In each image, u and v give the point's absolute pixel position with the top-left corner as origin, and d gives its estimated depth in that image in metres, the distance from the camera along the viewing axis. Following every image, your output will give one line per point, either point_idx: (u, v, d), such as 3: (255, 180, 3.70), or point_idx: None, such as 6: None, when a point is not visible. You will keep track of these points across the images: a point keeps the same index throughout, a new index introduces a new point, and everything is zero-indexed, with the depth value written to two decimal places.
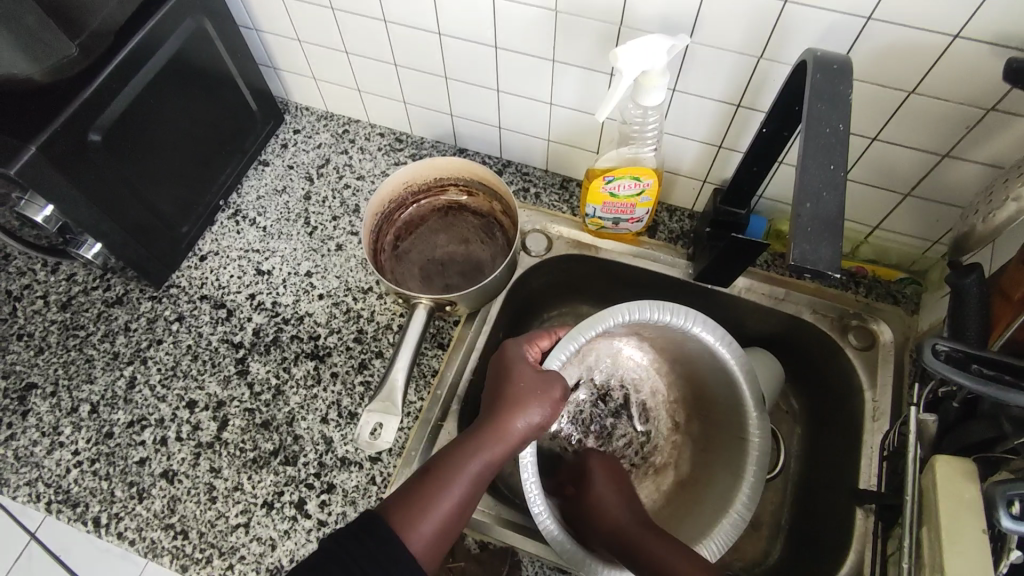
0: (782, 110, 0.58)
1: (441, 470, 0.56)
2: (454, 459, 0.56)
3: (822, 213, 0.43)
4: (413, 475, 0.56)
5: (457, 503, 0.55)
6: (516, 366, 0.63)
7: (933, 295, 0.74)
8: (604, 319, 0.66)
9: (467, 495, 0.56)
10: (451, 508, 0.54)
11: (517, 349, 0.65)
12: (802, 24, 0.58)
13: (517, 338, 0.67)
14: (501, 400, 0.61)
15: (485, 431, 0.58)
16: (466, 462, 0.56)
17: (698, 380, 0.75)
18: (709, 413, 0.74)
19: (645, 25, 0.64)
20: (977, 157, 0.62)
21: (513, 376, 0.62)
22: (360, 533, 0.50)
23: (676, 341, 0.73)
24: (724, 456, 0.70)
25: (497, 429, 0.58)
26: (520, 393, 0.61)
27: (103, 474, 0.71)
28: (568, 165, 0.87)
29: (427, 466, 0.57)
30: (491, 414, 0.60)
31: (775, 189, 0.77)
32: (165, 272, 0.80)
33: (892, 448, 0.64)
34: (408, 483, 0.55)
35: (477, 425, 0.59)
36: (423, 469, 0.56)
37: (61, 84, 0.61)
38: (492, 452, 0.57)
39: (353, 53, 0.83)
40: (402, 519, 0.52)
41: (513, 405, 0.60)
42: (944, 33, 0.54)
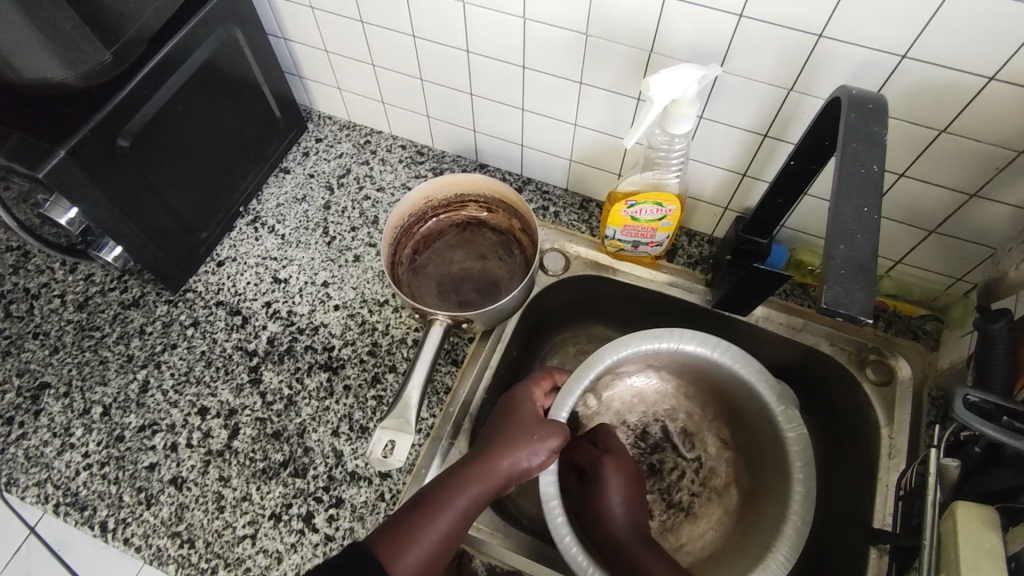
0: (812, 144, 0.58)
1: (431, 501, 0.55)
2: (444, 490, 0.55)
3: (855, 254, 0.43)
4: (405, 505, 0.55)
5: (443, 535, 0.53)
6: (518, 409, 0.63)
7: (954, 333, 0.74)
8: (625, 345, 0.69)
9: (454, 530, 0.54)
10: (437, 539, 0.52)
11: (521, 392, 0.65)
12: (836, 58, 0.58)
13: (523, 383, 0.67)
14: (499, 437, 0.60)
15: (478, 466, 0.57)
16: (456, 493, 0.55)
17: (742, 419, 0.74)
18: (754, 454, 0.74)
19: (676, 52, 0.64)
20: (1007, 199, 0.62)
21: (514, 417, 0.62)
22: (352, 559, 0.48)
23: (707, 375, 0.74)
24: (767, 497, 0.68)
25: (490, 463, 0.57)
26: (518, 432, 0.60)
27: (112, 478, 0.71)
28: (589, 185, 0.87)
29: (419, 497, 0.56)
30: (485, 451, 0.59)
31: (798, 219, 0.77)
32: (182, 276, 0.80)
33: (910, 488, 0.63)
34: (398, 513, 0.54)
35: (469, 459, 0.58)
36: (414, 501, 0.55)
37: (94, 90, 0.62)
38: (482, 487, 0.56)
39: (380, 66, 0.83)
40: (386, 545, 0.51)
41: (508, 442, 0.59)
42: (980, 75, 0.54)
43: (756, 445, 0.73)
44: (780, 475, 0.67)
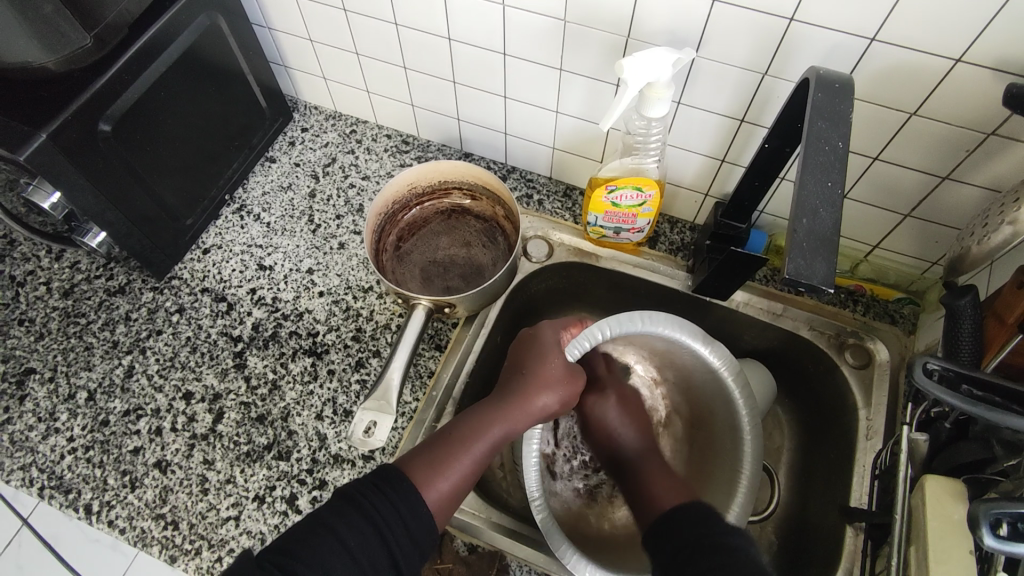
0: (785, 125, 0.59)
1: (463, 433, 0.59)
2: (475, 423, 0.59)
3: (819, 228, 0.44)
4: (437, 432, 0.59)
5: (473, 465, 0.57)
6: (541, 347, 0.67)
7: (930, 316, 0.75)
8: (614, 323, 0.67)
9: (482, 459, 0.58)
10: (467, 469, 0.56)
11: (547, 330, 0.69)
12: (808, 41, 0.59)
13: (543, 324, 0.70)
14: (525, 377, 0.64)
15: (509, 405, 0.61)
16: (489, 428, 0.59)
17: (693, 389, 0.76)
18: (703, 425, 0.76)
19: (653, 38, 0.64)
20: (977, 181, 0.63)
21: (541, 355, 0.66)
22: (381, 486, 0.51)
23: (669, 352, 0.73)
24: (716, 471, 0.70)
25: (518, 404, 0.62)
26: (543, 372, 0.64)
27: (97, 461, 0.71)
28: (571, 173, 0.88)
29: (451, 426, 0.60)
30: (514, 393, 0.63)
31: (776, 204, 0.78)
32: (168, 263, 0.81)
33: (884, 466, 0.65)
34: (431, 439, 0.58)
35: (500, 398, 0.63)
36: (445, 429, 0.59)
37: (75, 74, 0.62)
38: (510, 424, 0.60)
39: (363, 55, 0.84)
40: (422, 471, 0.55)
41: (535, 384, 0.63)
42: (947, 56, 0.55)
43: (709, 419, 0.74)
44: (732, 452, 0.68)
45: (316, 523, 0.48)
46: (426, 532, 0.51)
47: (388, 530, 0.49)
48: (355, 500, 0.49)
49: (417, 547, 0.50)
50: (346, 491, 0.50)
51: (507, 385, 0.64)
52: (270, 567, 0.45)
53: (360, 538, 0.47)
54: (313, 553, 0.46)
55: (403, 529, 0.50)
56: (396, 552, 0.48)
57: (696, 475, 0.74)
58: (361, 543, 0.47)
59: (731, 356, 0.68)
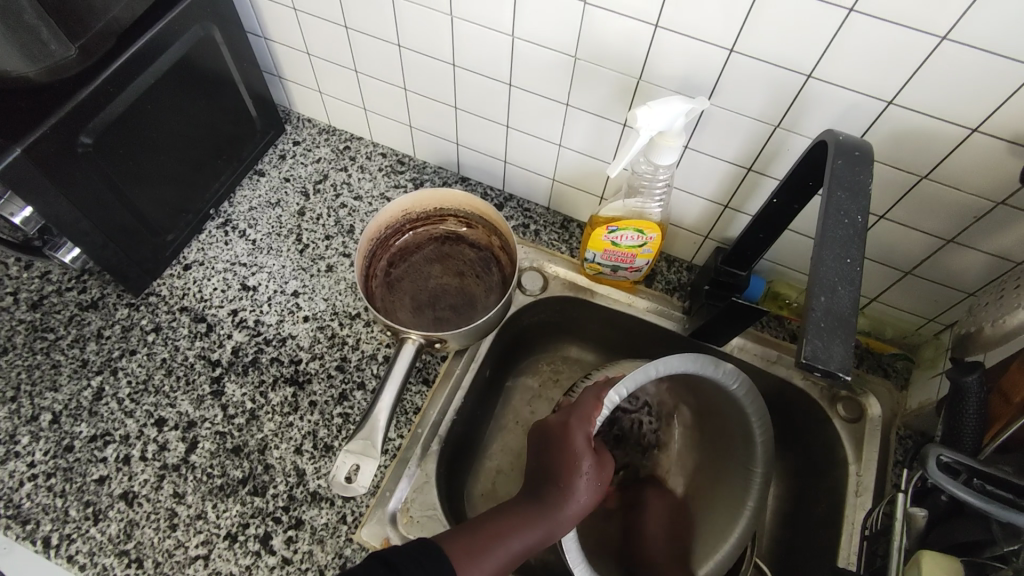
0: (796, 183, 0.58)
1: (494, 533, 0.53)
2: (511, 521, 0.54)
3: (836, 308, 0.42)
4: (462, 527, 0.53)
5: (505, 565, 0.52)
6: (575, 445, 0.58)
7: (924, 373, 0.74)
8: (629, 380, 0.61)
9: (515, 562, 0.53)
10: (503, 560, 0.52)
11: (578, 427, 0.59)
12: (823, 99, 0.57)
13: (576, 411, 0.60)
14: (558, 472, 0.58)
15: (540, 508, 0.55)
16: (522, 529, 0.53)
17: (703, 398, 0.74)
18: (714, 430, 0.74)
19: (665, 82, 0.63)
20: (983, 248, 0.62)
21: (573, 453, 0.58)
22: (419, 559, 0.48)
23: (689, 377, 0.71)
24: (723, 487, 0.71)
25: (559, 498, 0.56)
26: (577, 476, 0.57)
27: (58, 490, 0.67)
28: (570, 205, 0.86)
29: (479, 522, 0.54)
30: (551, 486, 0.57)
31: (777, 252, 0.77)
32: (145, 278, 0.77)
33: (876, 529, 0.64)
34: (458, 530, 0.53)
35: (540, 494, 0.57)
36: (473, 525, 0.54)
37: (56, 84, 0.59)
38: (550, 526, 0.54)
39: (363, 73, 0.81)
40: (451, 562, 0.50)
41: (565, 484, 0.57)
42: (964, 126, 0.54)
43: (720, 443, 0.74)
44: (744, 476, 0.69)
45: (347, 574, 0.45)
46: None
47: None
48: (391, 564, 0.46)
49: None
50: (384, 555, 0.47)
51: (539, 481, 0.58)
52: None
53: None
54: None
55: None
56: None
57: (704, 480, 0.75)
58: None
59: (756, 395, 0.66)
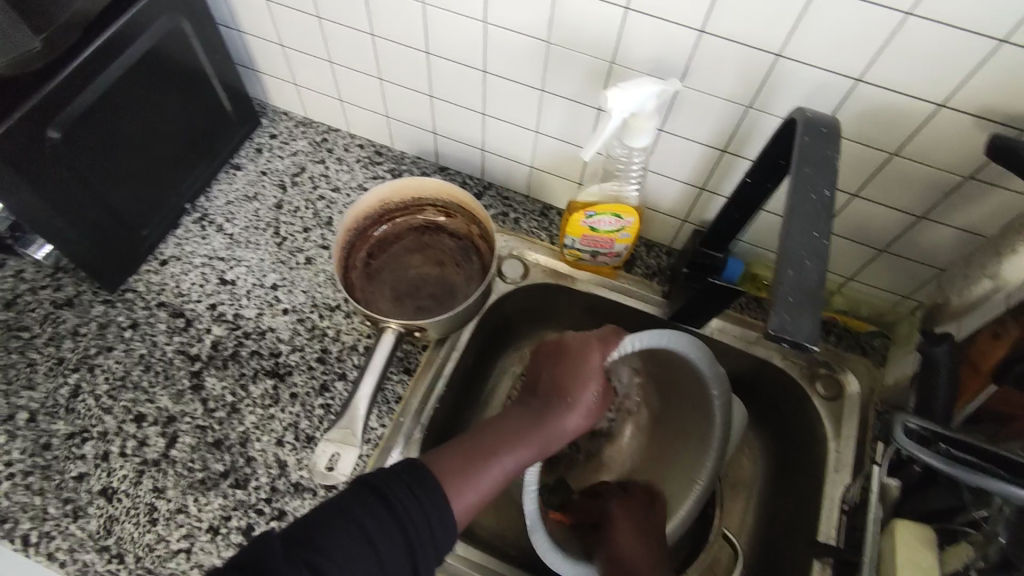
0: (767, 162, 0.58)
1: (494, 447, 0.56)
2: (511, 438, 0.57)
3: (804, 282, 0.43)
4: (461, 441, 0.55)
5: (500, 478, 0.54)
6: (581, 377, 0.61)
7: (900, 350, 0.76)
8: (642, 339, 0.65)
9: (508, 475, 0.55)
10: (498, 477, 0.54)
11: (590, 358, 0.62)
12: (793, 78, 0.58)
13: (586, 341, 0.64)
14: (556, 395, 0.61)
15: (540, 423, 0.59)
16: (518, 444, 0.57)
17: (676, 392, 0.78)
18: (675, 423, 0.78)
19: (637, 65, 0.63)
20: (953, 223, 0.63)
21: (577, 376, 0.62)
22: (412, 483, 0.48)
23: (670, 363, 0.75)
24: (672, 472, 0.75)
25: (554, 419, 0.59)
26: (578, 396, 0.61)
27: (36, 488, 0.67)
28: (549, 192, 0.86)
29: (477, 438, 0.56)
30: (547, 408, 0.60)
31: (754, 234, 0.78)
32: (121, 274, 0.76)
33: (853, 503, 0.65)
34: (457, 444, 0.55)
35: (535, 412, 0.60)
36: (469, 439, 0.56)
37: (20, 76, 0.58)
38: (543, 445, 0.58)
39: (337, 63, 0.80)
40: (452, 470, 0.52)
41: (563, 405, 0.60)
42: (931, 101, 0.55)
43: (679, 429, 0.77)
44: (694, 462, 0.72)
45: (338, 509, 0.46)
46: (447, 535, 0.48)
47: (415, 533, 0.46)
48: (380, 489, 0.47)
49: (438, 553, 0.48)
50: (372, 480, 0.48)
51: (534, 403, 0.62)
52: (301, 564, 0.43)
53: (385, 536, 0.45)
54: (336, 546, 0.44)
55: (430, 535, 0.47)
56: (418, 553, 0.46)
57: (650, 469, 0.79)
58: (387, 545, 0.45)
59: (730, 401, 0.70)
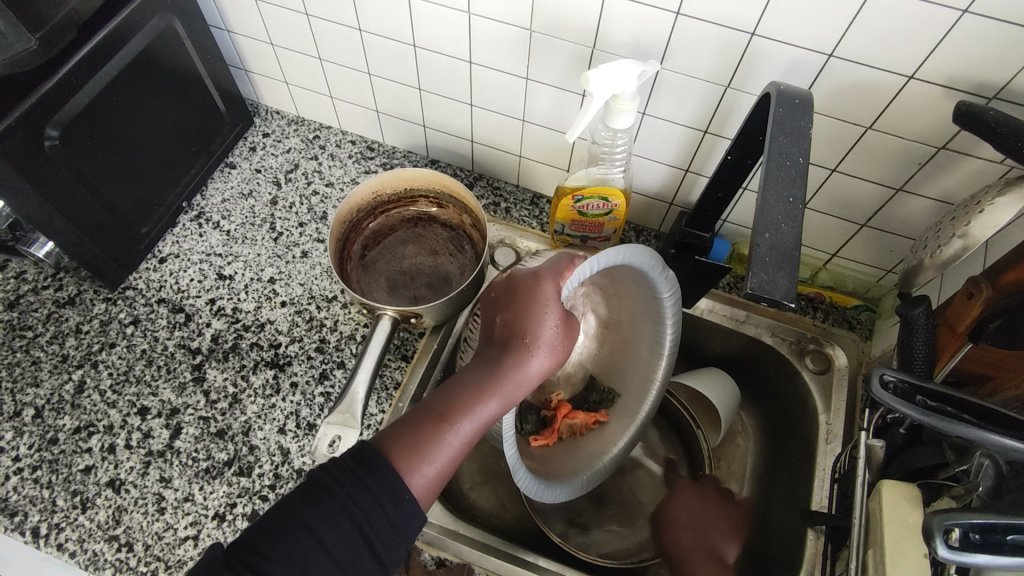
0: (746, 139, 0.60)
1: (447, 410, 0.51)
2: (463, 396, 0.52)
3: (780, 245, 0.44)
4: (413, 412, 0.52)
5: (459, 443, 0.51)
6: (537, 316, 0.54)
7: (886, 322, 0.77)
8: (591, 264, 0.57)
9: (470, 437, 0.51)
10: (456, 447, 0.50)
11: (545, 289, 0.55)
12: (768, 57, 0.60)
13: (543, 272, 0.56)
14: (514, 338, 0.54)
15: (496, 373, 0.52)
16: (472, 400, 0.51)
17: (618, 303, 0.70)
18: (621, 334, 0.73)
19: (618, 49, 0.65)
20: (929, 194, 0.65)
21: (531, 315, 0.54)
22: (358, 471, 0.47)
23: (611, 278, 0.67)
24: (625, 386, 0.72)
25: (515, 368, 0.53)
26: (535, 337, 0.54)
27: (45, 482, 0.68)
28: (538, 181, 0.88)
29: (430, 403, 0.52)
30: (504, 353, 0.54)
31: (738, 214, 0.80)
32: (121, 272, 0.78)
33: (844, 470, 0.66)
34: (410, 416, 0.52)
35: (494, 360, 0.54)
36: (425, 405, 0.52)
37: (19, 77, 0.59)
38: (505, 395, 0.52)
39: (326, 60, 0.82)
40: (401, 448, 0.49)
41: (520, 351, 0.54)
42: (901, 74, 0.57)
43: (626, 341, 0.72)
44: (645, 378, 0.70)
45: (280, 510, 0.45)
46: (410, 514, 0.47)
47: (364, 519, 0.45)
48: (323, 484, 0.46)
49: (405, 533, 0.47)
50: (317, 478, 0.47)
51: (495, 350, 0.55)
52: (240, 567, 0.42)
53: (337, 534, 0.45)
54: (287, 548, 0.43)
55: (386, 521, 0.46)
56: (375, 543, 0.46)
57: (607, 374, 0.75)
58: (335, 536, 0.45)
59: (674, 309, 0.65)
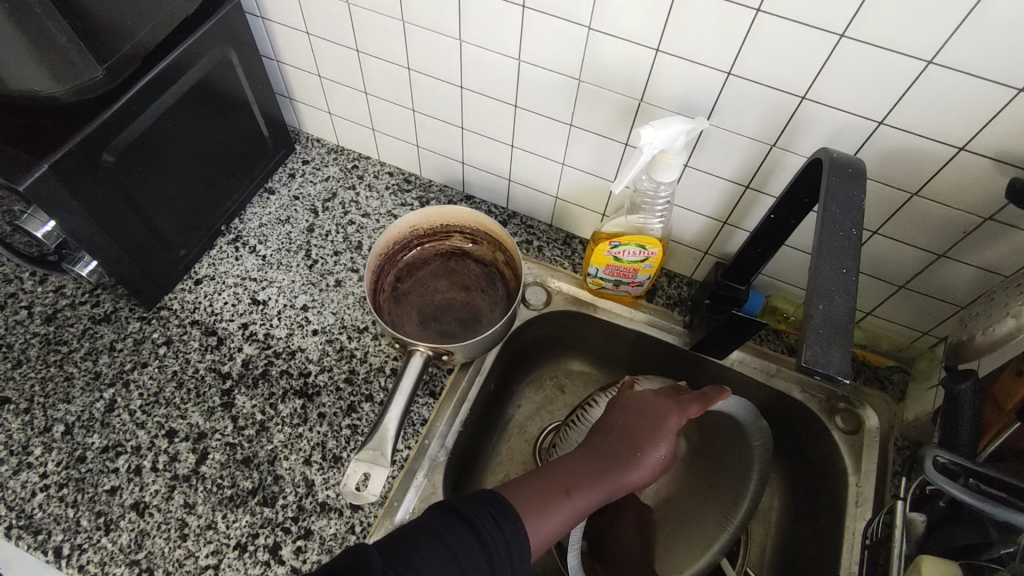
0: (790, 199, 0.60)
1: (568, 484, 0.57)
2: (585, 476, 0.58)
3: (833, 315, 0.45)
4: (530, 476, 0.57)
5: (573, 518, 0.55)
6: (662, 426, 0.62)
7: (919, 385, 0.76)
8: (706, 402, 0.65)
9: (580, 516, 0.56)
10: (573, 516, 0.55)
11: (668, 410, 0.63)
12: (816, 120, 0.60)
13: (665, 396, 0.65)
14: (632, 441, 0.61)
15: (611, 463, 0.59)
16: (591, 487, 0.57)
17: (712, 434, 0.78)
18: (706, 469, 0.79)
19: (665, 103, 0.65)
20: (973, 261, 0.65)
21: (653, 433, 0.61)
22: (494, 512, 0.50)
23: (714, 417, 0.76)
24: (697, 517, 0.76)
25: (631, 460, 0.60)
26: (650, 452, 0.60)
27: (70, 500, 0.68)
28: (573, 222, 0.88)
29: (552, 473, 0.57)
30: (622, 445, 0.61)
31: (775, 267, 0.80)
32: (157, 292, 0.79)
33: (877, 537, 0.64)
34: (530, 478, 0.56)
35: (610, 451, 0.61)
36: (546, 475, 0.57)
37: (82, 104, 0.61)
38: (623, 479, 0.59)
39: (372, 94, 0.84)
40: (527, 503, 0.54)
41: (634, 455, 0.60)
42: (951, 144, 0.57)
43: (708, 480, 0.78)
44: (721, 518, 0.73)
45: (425, 529, 0.48)
46: (523, 563, 0.50)
47: (496, 554, 0.48)
48: (464, 515, 0.49)
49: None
50: (452, 503, 0.50)
51: (605, 443, 0.61)
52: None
53: (467, 552, 0.47)
54: (422, 557, 0.46)
55: (508, 559, 0.49)
56: (496, 566, 0.48)
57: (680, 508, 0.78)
58: (472, 569, 0.47)
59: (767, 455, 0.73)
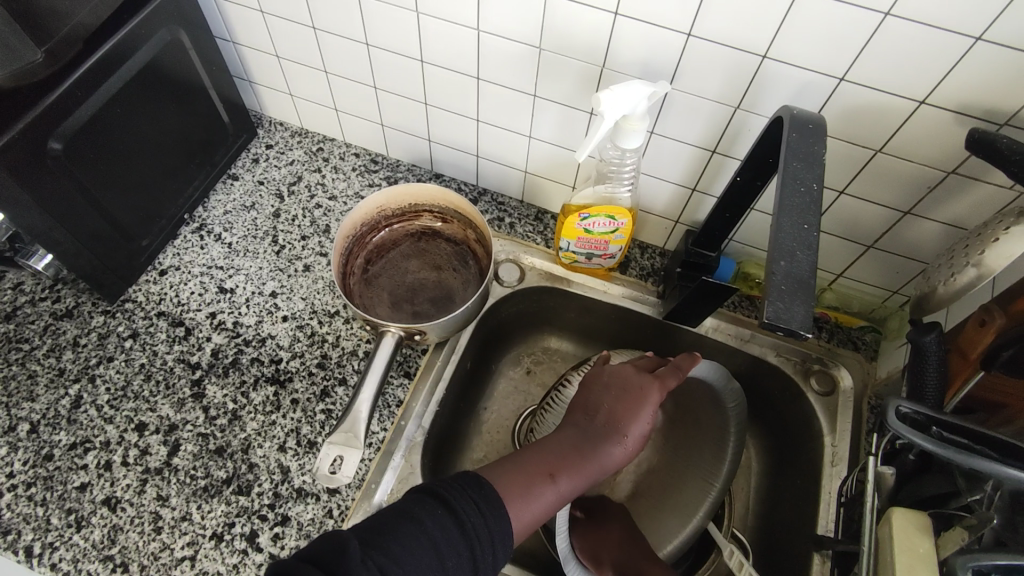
0: (754, 161, 0.60)
1: (550, 465, 0.56)
2: (566, 457, 0.57)
3: (797, 271, 0.44)
4: (512, 460, 0.56)
5: (557, 501, 0.55)
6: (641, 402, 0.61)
7: (891, 343, 0.77)
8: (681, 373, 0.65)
9: (565, 499, 0.56)
10: (556, 500, 0.54)
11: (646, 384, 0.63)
12: (778, 79, 0.60)
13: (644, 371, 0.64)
14: (613, 419, 0.60)
15: (591, 441, 0.58)
16: (574, 468, 0.56)
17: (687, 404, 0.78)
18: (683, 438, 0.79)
19: (627, 68, 0.65)
20: (939, 217, 0.65)
21: (631, 410, 0.61)
22: (479, 502, 0.50)
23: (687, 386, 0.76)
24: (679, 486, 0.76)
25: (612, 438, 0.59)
26: (628, 430, 0.59)
27: (39, 499, 0.67)
28: (543, 197, 0.87)
29: (534, 457, 0.57)
30: (601, 424, 0.60)
31: (745, 233, 0.79)
32: (121, 285, 0.77)
33: (850, 494, 0.65)
34: (512, 462, 0.55)
35: (591, 429, 0.60)
36: (528, 459, 0.56)
37: (22, 89, 0.59)
38: (605, 458, 0.58)
39: (332, 73, 0.82)
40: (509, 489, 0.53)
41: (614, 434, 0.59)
42: (912, 98, 0.56)
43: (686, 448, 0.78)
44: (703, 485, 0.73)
45: (403, 514, 0.47)
46: (505, 551, 0.50)
47: (478, 543, 0.48)
48: (445, 500, 0.49)
49: (493, 566, 0.49)
50: (434, 488, 0.50)
51: (588, 424, 0.61)
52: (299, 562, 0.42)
53: (446, 540, 0.47)
54: (399, 544, 0.45)
55: (491, 549, 0.49)
56: (478, 555, 0.48)
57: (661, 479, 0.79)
58: (453, 559, 0.47)
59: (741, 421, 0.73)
